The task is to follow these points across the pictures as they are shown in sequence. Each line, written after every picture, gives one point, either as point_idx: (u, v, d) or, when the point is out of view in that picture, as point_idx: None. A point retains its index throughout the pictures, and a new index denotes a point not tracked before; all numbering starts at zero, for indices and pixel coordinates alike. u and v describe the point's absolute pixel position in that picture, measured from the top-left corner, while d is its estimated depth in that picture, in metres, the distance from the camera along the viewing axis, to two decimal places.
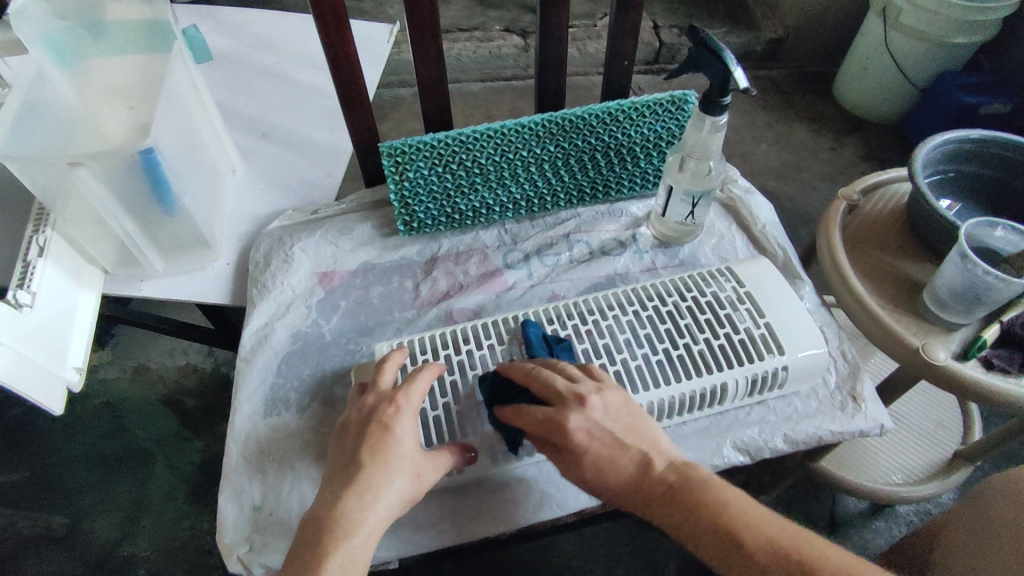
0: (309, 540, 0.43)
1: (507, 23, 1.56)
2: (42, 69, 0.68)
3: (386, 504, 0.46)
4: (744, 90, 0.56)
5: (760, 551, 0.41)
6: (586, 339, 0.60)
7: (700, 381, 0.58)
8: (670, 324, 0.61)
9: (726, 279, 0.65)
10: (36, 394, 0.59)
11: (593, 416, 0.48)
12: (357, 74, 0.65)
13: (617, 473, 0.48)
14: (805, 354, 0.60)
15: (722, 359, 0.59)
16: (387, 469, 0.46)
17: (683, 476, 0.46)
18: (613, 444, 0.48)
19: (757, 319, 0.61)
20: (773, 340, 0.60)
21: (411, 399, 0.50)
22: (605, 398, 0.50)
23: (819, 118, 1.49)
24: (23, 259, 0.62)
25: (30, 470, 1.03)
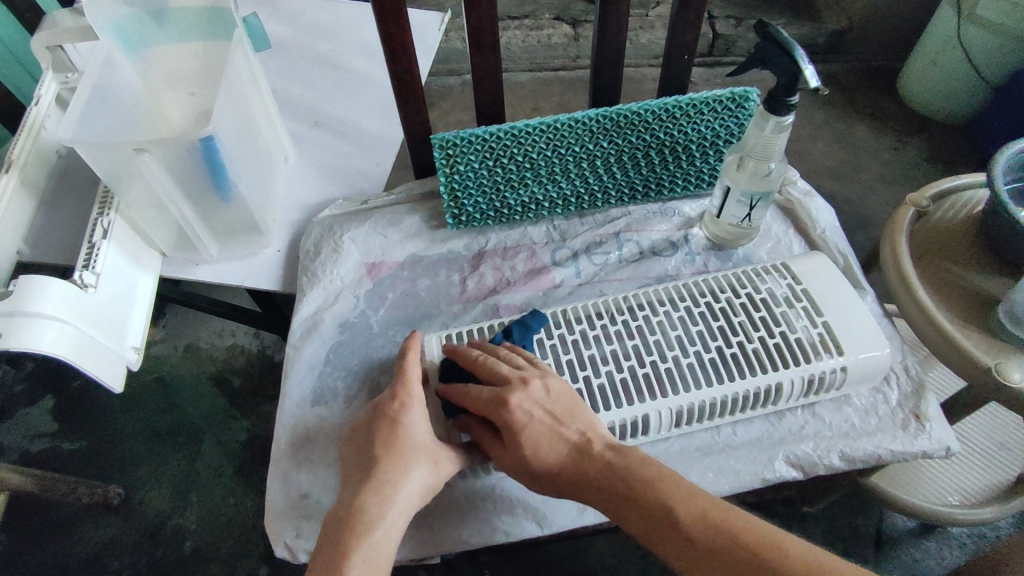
0: (336, 531, 0.44)
1: (559, 11, 1.53)
2: (111, 56, 0.71)
3: (407, 496, 0.46)
4: (814, 89, 0.53)
5: (689, 522, 0.43)
6: (635, 336, 0.59)
7: (755, 381, 0.57)
8: (723, 321, 0.59)
9: (782, 275, 0.63)
10: (101, 372, 0.61)
11: (533, 397, 0.51)
12: (413, 64, 0.65)
13: (552, 453, 0.50)
14: (866, 355, 0.58)
15: (777, 359, 0.57)
16: (405, 462, 0.47)
17: (620, 457, 0.49)
18: (551, 427, 0.50)
19: (815, 318, 0.59)
20: (831, 339, 0.58)
21: (417, 395, 0.51)
22: (546, 383, 0.52)
23: (880, 116, 1.42)
24: (89, 241, 0.65)
25: (87, 440, 1.08)
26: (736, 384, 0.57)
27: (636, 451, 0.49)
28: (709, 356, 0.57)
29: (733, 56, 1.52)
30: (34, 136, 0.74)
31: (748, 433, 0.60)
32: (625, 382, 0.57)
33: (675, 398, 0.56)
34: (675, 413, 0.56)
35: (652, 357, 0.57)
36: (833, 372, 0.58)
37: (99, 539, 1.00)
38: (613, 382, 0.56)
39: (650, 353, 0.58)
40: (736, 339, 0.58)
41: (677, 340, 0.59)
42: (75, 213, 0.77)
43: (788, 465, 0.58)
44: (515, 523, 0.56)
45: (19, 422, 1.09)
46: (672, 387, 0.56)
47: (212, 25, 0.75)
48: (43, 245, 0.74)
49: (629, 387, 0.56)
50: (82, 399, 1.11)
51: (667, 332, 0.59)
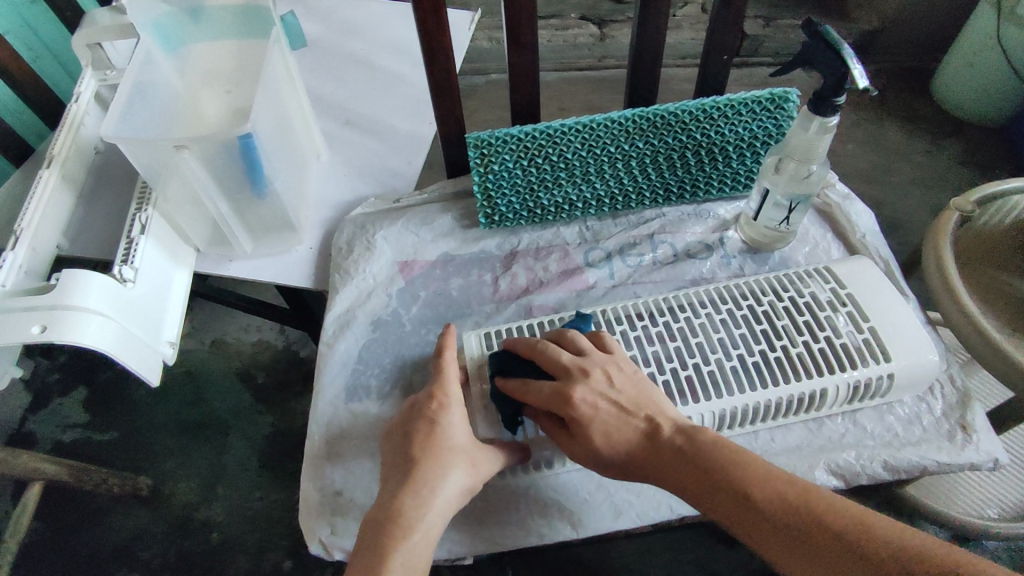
0: (376, 533, 0.44)
1: (585, 10, 1.53)
2: (150, 53, 0.71)
3: (445, 500, 0.46)
4: (863, 90, 0.52)
5: (766, 503, 0.43)
6: (677, 338, 0.58)
7: (799, 386, 0.56)
8: (766, 325, 0.59)
9: (825, 279, 0.62)
10: (139, 367, 0.62)
11: (597, 387, 0.51)
12: (450, 63, 0.65)
13: (622, 442, 0.50)
14: (913, 361, 0.57)
15: (822, 363, 0.57)
16: (445, 464, 0.47)
17: (691, 440, 0.48)
18: (619, 417, 0.50)
19: (861, 324, 0.58)
20: (877, 346, 0.57)
21: (455, 396, 0.51)
22: (610, 371, 0.52)
23: (913, 117, 1.39)
24: (127, 235, 0.65)
25: (117, 432, 1.09)
26: (779, 389, 0.56)
27: (707, 434, 0.48)
28: (753, 360, 0.57)
29: (762, 56, 1.49)
30: (74, 132, 0.76)
31: (786, 439, 0.59)
32: (666, 384, 0.56)
33: (717, 401, 0.55)
34: (717, 416, 0.56)
35: (694, 361, 0.57)
36: (878, 377, 0.57)
37: (128, 529, 1.02)
38: (655, 384, 0.56)
39: (692, 356, 0.57)
40: (779, 343, 0.58)
41: (719, 343, 0.58)
42: (113, 209, 0.78)
43: (829, 474, 0.58)
44: (551, 526, 0.56)
45: (53, 412, 1.10)
46: (714, 390, 0.56)
47: (249, 24, 0.75)
48: (82, 240, 0.75)
49: (670, 390, 0.56)
50: (113, 391, 1.13)
51: (709, 334, 0.58)
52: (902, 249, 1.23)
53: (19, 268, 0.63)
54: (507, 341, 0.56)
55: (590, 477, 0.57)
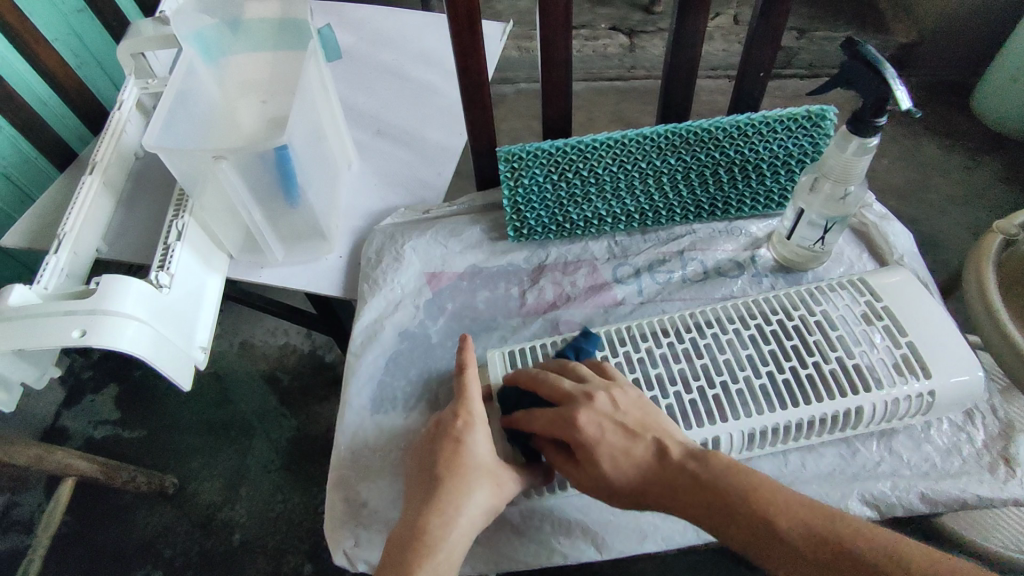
0: (404, 551, 0.44)
1: (615, 21, 1.53)
2: (192, 64, 0.74)
3: (472, 517, 0.47)
4: (906, 111, 0.51)
5: (793, 531, 0.42)
6: (705, 355, 0.57)
7: (835, 404, 0.54)
8: (797, 341, 0.57)
9: (858, 292, 0.61)
10: (172, 371, 0.63)
11: (601, 412, 0.49)
12: (483, 77, 0.65)
13: (633, 464, 0.48)
14: (955, 378, 0.55)
15: (857, 379, 0.55)
16: (472, 481, 0.47)
17: (703, 461, 0.47)
18: (625, 441, 0.49)
19: (898, 339, 0.57)
20: (916, 361, 0.56)
21: (479, 414, 0.51)
22: (614, 395, 0.51)
23: (951, 132, 1.36)
24: (164, 242, 0.67)
25: (146, 430, 1.12)
26: (813, 406, 0.55)
27: (720, 457, 0.47)
28: (783, 377, 0.55)
29: (794, 69, 1.47)
30: (116, 139, 0.78)
31: (819, 466, 0.58)
32: (693, 403, 0.55)
33: (746, 420, 0.54)
34: (747, 435, 0.55)
35: (722, 378, 0.56)
36: (918, 394, 0.55)
37: (153, 527, 1.04)
38: (681, 403, 0.55)
39: (720, 373, 0.56)
40: (812, 359, 0.56)
41: (749, 360, 0.57)
42: (150, 215, 0.80)
43: (863, 504, 0.56)
44: (573, 546, 0.55)
45: (86, 409, 1.13)
46: (743, 409, 0.55)
47: (286, 36, 0.78)
48: (120, 244, 0.77)
49: (697, 408, 0.55)
50: (143, 390, 1.16)
51: (738, 352, 0.57)
52: (938, 268, 1.19)
53: (60, 272, 0.65)
54: (506, 375, 0.56)
55: None
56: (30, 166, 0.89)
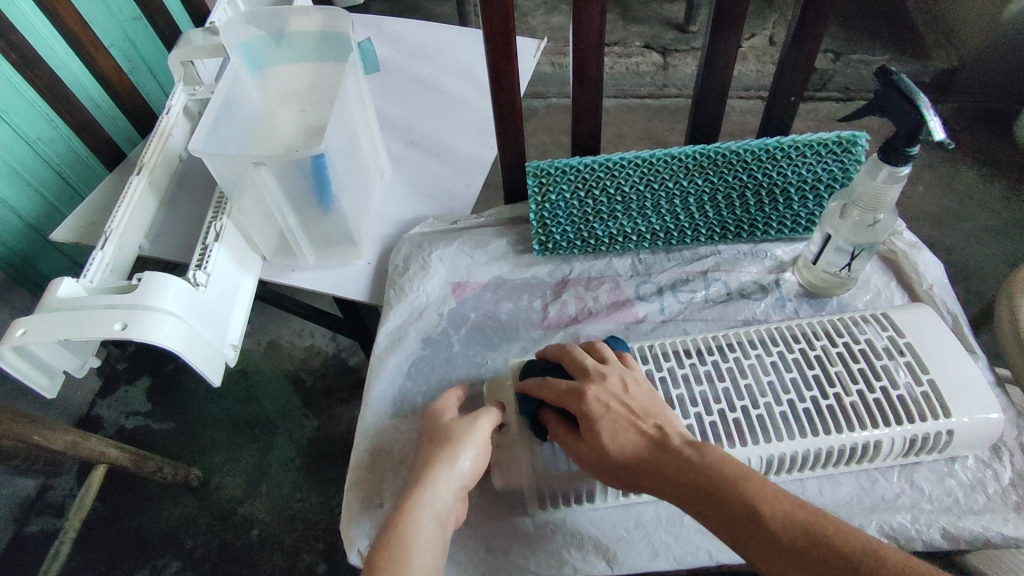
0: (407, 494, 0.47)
1: (649, 39, 1.54)
2: (239, 73, 0.77)
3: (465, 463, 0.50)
4: (940, 143, 0.51)
5: (778, 526, 0.40)
6: (726, 379, 0.57)
7: (854, 437, 0.54)
8: (820, 370, 0.57)
9: (880, 325, 0.60)
10: (205, 367, 0.65)
11: (612, 389, 0.51)
12: (515, 93, 0.67)
13: (627, 442, 0.48)
14: (973, 415, 0.55)
15: (878, 414, 0.55)
16: (464, 436, 0.51)
17: (697, 448, 0.46)
18: (628, 418, 0.49)
19: (919, 377, 0.56)
20: (936, 400, 0.55)
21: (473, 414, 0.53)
22: (627, 376, 0.52)
23: (990, 162, 1.33)
24: (203, 243, 0.70)
25: (174, 422, 1.15)
26: (833, 438, 0.54)
27: (716, 448, 0.45)
28: (804, 406, 0.55)
29: (829, 91, 1.47)
30: (163, 142, 0.82)
31: (838, 494, 0.57)
32: (714, 425, 0.55)
33: (764, 446, 0.54)
34: (767, 461, 0.54)
35: (743, 404, 0.56)
36: (936, 432, 0.55)
37: (176, 517, 1.07)
38: (702, 424, 0.55)
39: (741, 398, 0.56)
40: (833, 390, 0.56)
41: (771, 387, 0.56)
42: (191, 215, 0.84)
43: (881, 535, 0.55)
44: (586, 561, 0.55)
45: (119, 399, 1.18)
46: (762, 434, 0.54)
47: (328, 47, 0.80)
48: (160, 242, 0.81)
49: (717, 432, 0.54)
50: (174, 383, 1.19)
51: (761, 377, 0.57)
52: (972, 299, 1.16)
53: (105, 267, 0.69)
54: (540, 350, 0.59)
55: (628, 513, 0.57)
56: (83, 165, 0.95)
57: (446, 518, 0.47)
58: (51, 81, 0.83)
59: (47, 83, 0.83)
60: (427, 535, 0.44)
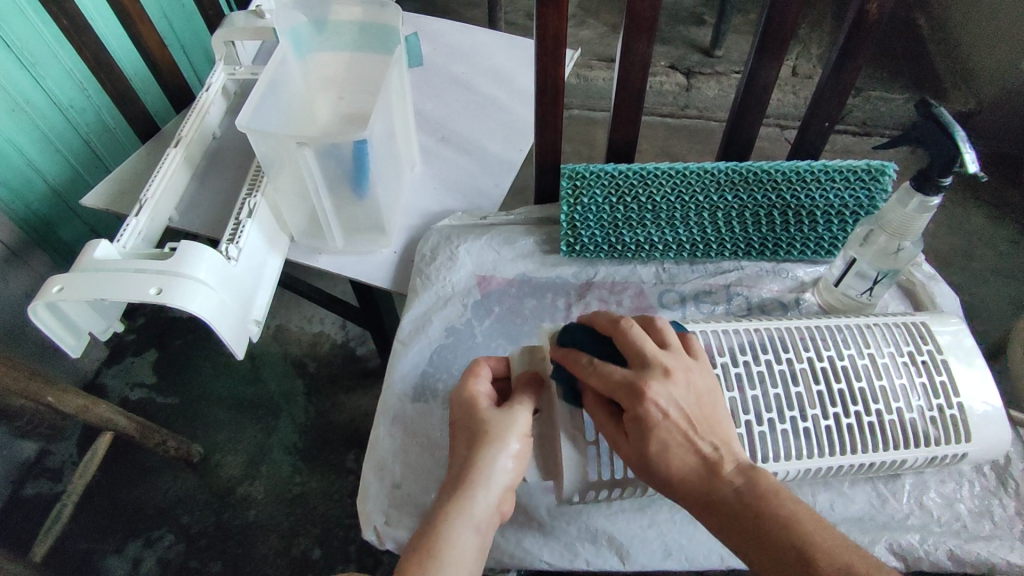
0: (444, 498, 0.46)
1: (673, 60, 1.57)
2: (286, 57, 0.79)
3: (505, 465, 0.47)
4: (972, 174, 0.53)
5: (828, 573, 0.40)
6: (779, 384, 0.56)
7: (885, 455, 0.56)
8: (865, 384, 0.57)
9: (923, 339, 0.60)
10: (231, 339, 0.66)
11: (674, 391, 0.46)
12: (558, 97, 0.69)
13: (678, 460, 0.46)
14: (987, 442, 0.57)
15: (910, 435, 0.56)
16: (501, 432, 0.48)
17: (751, 479, 0.45)
18: (685, 433, 0.46)
19: (951, 398, 0.57)
20: (962, 423, 0.57)
21: (518, 420, 0.49)
22: (690, 376, 0.48)
23: (1001, 206, 1.35)
24: (237, 218, 0.71)
25: (178, 397, 1.15)
26: (865, 455, 0.56)
27: (769, 480, 0.45)
28: (847, 421, 0.55)
29: (846, 124, 1.50)
30: (201, 119, 0.84)
31: (849, 511, 0.59)
32: (762, 435, 0.55)
33: (797, 461, 0.55)
34: (802, 471, 0.56)
35: (791, 414, 0.55)
36: (954, 454, 0.57)
37: (175, 492, 1.07)
38: (751, 434, 0.55)
39: (791, 409, 0.55)
40: (875, 407, 0.56)
41: (818, 398, 0.56)
42: (223, 190, 0.84)
43: (890, 553, 0.57)
44: (598, 555, 0.57)
45: (125, 369, 1.18)
46: (808, 449, 0.55)
47: (372, 39, 0.82)
48: (191, 215, 0.82)
49: (764, 441, 0.55)
50: (181, 358, 1.20)
51: (811, 387, 0.56)
52: (978, 337, 1.18)
53: (138, 234, 0.69)
54: (586, 316, 0.52)
55: (643, 514, 0.58)
56: (108, 135, 0.99)
57: (486, 524, 0.46)
58: (97, 51, 0.83)
59: (93, 52, 0.83)
60: (461, 545, 0.44)
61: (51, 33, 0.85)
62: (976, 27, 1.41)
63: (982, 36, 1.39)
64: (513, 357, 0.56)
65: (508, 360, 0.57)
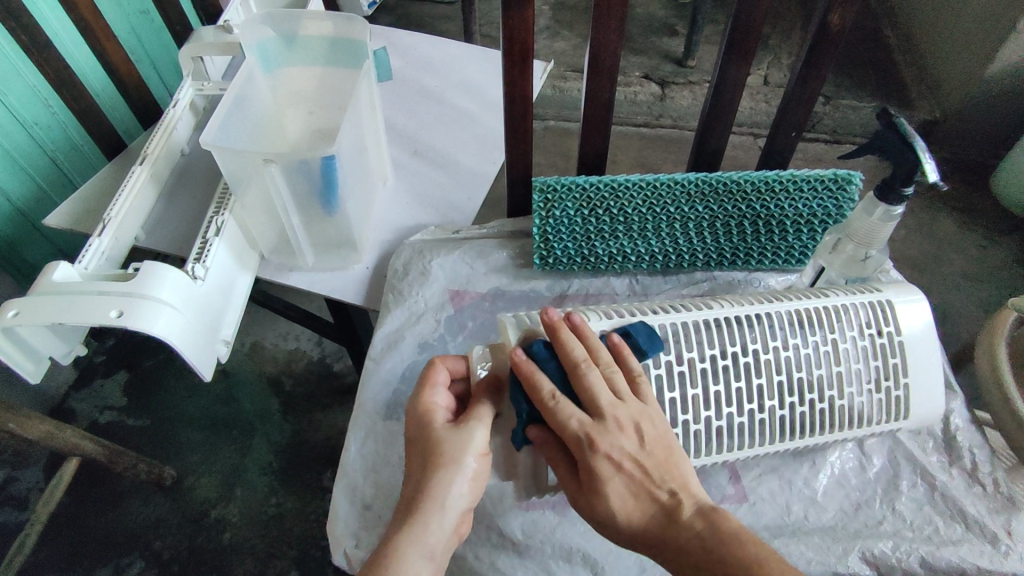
0: (396, 526, 0.45)
1: (648, 70, 1.59)
2: (253, 73, 0.78)
3: (462, 486, 0.47)
4: (933, 183, 0.54)
5: None
6: (742, 378, 0.56)
7: (831, 436, 0.59)
8: (823, 370, 0.57)
9: (886, 320, 0.59)
10: (197, 360, 0.64)
11: (628, 442, 0.45)
12: (528, 110, 0.69)
13: (633, 508, 0.46)
14: (924, 413, 0.60)
15: (856, 416, 0.59)
16: (456, 455, 0.47)
17: (712, 528, 0.44)
18: (639, 483, 0.46)
19: (899, 380, 0.59)
20: (905, 403, 0.59)
21: (476, 436, 0.48)
22: (643, 423, 0.46)
23: (968, 211, 1.38)
24: (203, 236, 0.69)
25: (149, 420, 1.12)
26: (812, 436, 0.58)
27: (732, 525, 0.44)
28: (801, 409, 0.57)
29: (818, 132, 1.54)
30: (168, 136, 0.82)
31: (821, 518, 0.59)
32: (720, 430, 0.56)
33: (753, 448, 0.57)
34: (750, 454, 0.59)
35: (751, 407, 0.56)
36: (891, 428, 0.61)
37: (146, 517, 1.04)
38: (710, 429, 0.55)
39: (750, 401, 0.56)
40: (828, 393, 0.58)
41: (778, 388, 0.57)
42: (190, 208, 0.83)
43: (863, 562, 0.57)
44: (573, 572, 0.56)
45: (94, 392, 1.15)
46: (762, 436, 0.57)
47: (341, 53, 0.81)
48: (158, 233, 0.80)
49: (722, 436, 0.56)
50: (152, 379, 1.17)
51: (771, 377, 0.56)
52: (948, 341, 1.20)
53: (100, 254, 0.67)
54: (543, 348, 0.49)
55: None
56: (75, 153, 0.96)
57: (441, 552, 0.46)
58: (59, 67, 0.81)
59: (56, 70, 0.81)
60: None
61: (13, 49, 0.83)
62: (940, 38, 1.44)
63: (944, 46, 1.43)
64: (472, 357, 0.54)
65: (467, 359, 0.55)
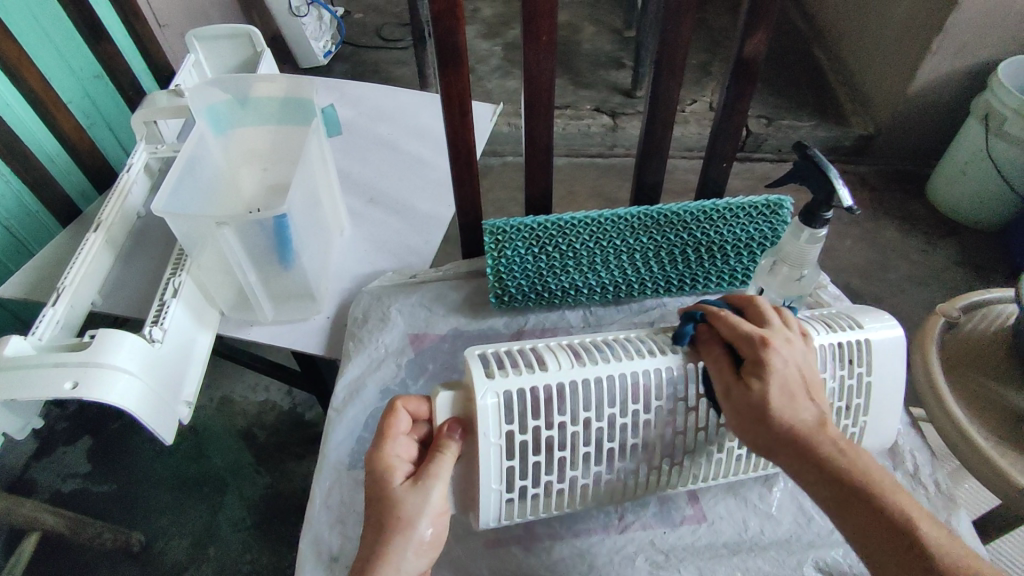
0: None
1: (598, 103, 1.65)
2: (203, 136, 0.80)
3: (415, 551, 0.49)
4: (847, 209, 0.58)
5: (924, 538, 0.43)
6: (706, 422, 0.58)
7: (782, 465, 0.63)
8: None
9: (859, 361, 0.61)
10: (156, 425, 0.64)
11: (793, 354, 0.51)
12: (471, 156, 0.72)
13: (792, 407, 0.49)
14: (876, 442, 0.64)
15: None
16: (410, 518, 0.48)
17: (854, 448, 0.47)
18: (799, 391, 0.50)
19: (857, 417, 0.62)
20: (858, 437, 0.63)
21: (432, 495, 0.49)
22: (802, 350, 0.53)
23: (909, 218, 1.45)
24: (160, 298, 0.70)
25: (116, 484, 1.10)
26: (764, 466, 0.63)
27: (870, 454, 0.47)
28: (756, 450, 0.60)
29: (763, 153, 1.60)
30: (122, 199, 0.83)
31: (778, 532, 0.61)
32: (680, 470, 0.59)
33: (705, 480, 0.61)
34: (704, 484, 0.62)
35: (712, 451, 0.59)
36: None
37: None
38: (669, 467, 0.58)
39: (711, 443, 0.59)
40: None
41: None
42: (147, 270, 0.83)
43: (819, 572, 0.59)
44: None
45: (57, 461, 1.12)
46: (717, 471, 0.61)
47: (291, 111, 0.84)
48: (114, 297, 0.80)
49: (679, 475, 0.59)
50: (118, 442, 1.14)
51: None
52: None
53: (56, 323, 0.67)
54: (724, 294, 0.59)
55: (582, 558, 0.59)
56: (31, 219, 0.91)
57: None
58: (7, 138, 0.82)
59: (3, 140, 0.83)
60: None
61: None
62: (865, 60, 1.54)
63: (870, 67, 1.52)
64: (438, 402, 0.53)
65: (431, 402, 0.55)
